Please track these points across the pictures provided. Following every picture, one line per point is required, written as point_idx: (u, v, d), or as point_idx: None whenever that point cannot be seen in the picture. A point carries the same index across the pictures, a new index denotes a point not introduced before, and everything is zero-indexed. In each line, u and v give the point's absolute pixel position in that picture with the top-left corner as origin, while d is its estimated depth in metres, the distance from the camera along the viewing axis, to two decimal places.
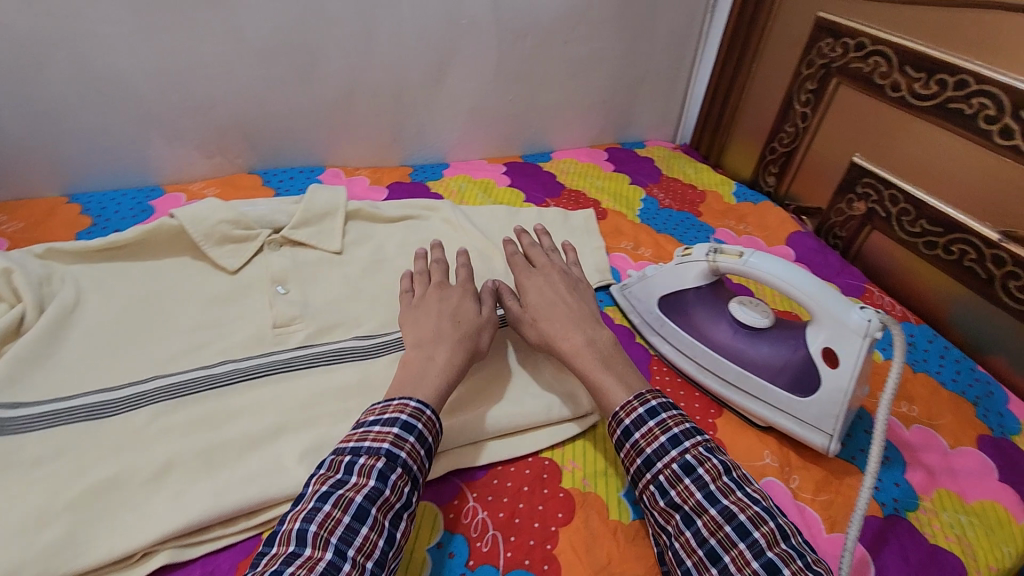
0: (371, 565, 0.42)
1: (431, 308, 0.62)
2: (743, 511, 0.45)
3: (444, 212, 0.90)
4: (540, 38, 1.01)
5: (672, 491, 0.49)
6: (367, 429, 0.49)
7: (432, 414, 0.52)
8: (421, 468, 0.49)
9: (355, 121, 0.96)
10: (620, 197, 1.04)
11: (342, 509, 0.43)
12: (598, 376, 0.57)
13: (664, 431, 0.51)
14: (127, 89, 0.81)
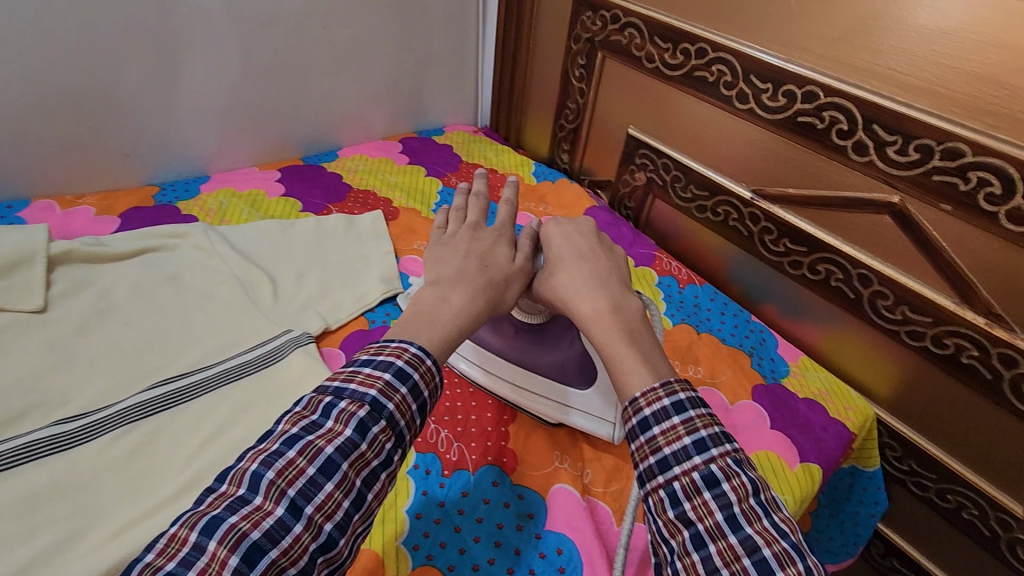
0: (330, 527, 0.37)
1: (461, 244, 0.57)
2: (724, 459, 0.40)
3: (195, 237, 0.76)
4: (291, 24, 0.89)
5: (656, 434, 0.42)
6: (356, 370, 0.42)
7: (433, 365, 0.44)
8: (412, 421, 0.42)
9: (61, 139, 0.79)
10: (415, 192, 0.97)
11: (309, 459, 0.38)
12: (619, 345, 0.48)
13: (670, 395, 0.43)
14: None
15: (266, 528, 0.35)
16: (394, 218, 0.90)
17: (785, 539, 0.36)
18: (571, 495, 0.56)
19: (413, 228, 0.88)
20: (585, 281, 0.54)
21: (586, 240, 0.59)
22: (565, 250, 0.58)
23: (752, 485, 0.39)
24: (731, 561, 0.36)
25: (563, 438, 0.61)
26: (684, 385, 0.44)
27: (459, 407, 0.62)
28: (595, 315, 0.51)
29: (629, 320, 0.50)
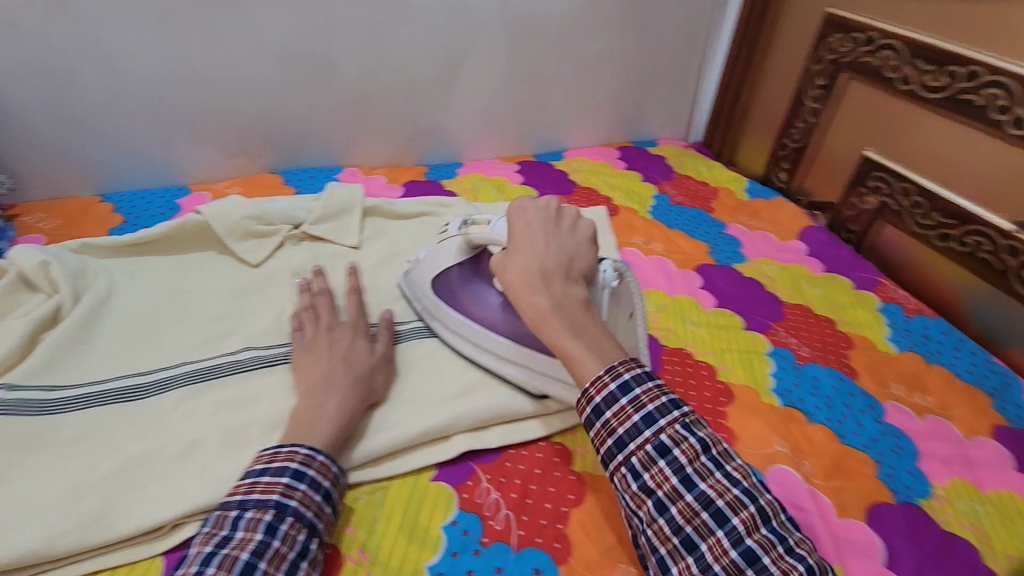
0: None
1: (322, 351, 0.58)
2: (673, 427, 0.45)
3: (458, 209, 0.91)
4: (551, 38, 1.00)
5: (608, 417, 0.45)
6: (254, 481, 0.46)
7: (326, 459, 0.49)
8: (319, 512, 0.46)
9: (370, 122, 0.97)
10: (631, 194, 1.05)
11: (228, 568, 0.40)
12: (568, 340, 0.48)
13: (614, 378, 0.46)
14: (149, 93, 0.82)
15: None
16: (614, 214, 0.98)
17: (745, 490, 0.44)
18: (793, 478, 0.59)
19: (631, 224, 0.96)
20: (543, 267, 0.52)
21: (544, 223, 0.56)
22: (518, 237, 0.55)
23: (700, 444, 0.44)
24: (691, 517, 0.43)
25: (782, 427, 0.65)
26: (627, 365, 0.46)
27: (680, 384, 0.69)
28: (556, 302, 0.49)
29: (576, 314, 0.49)
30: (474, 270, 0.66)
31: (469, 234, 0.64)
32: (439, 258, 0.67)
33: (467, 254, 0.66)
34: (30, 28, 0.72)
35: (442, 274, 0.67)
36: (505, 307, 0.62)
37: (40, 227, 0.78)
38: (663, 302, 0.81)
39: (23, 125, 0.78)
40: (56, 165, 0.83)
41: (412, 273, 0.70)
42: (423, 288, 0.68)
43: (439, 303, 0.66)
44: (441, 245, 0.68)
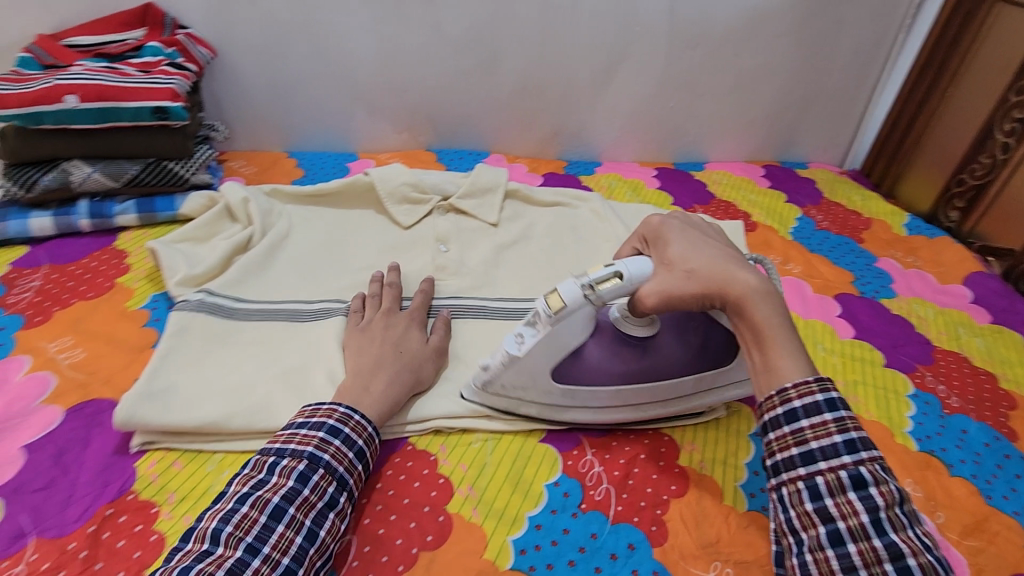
0: (287, 560, 0.42)
1: (375, 333, 0.60)
2: (873, 463, 0.41)
3: (593, 203, 0.91)
4: (713, 47, 0.99)
5: (805, 427, 0.43)
6: (293, 432, 0.49)
7: (362, 418, 0.51)
8: (350, 468, 0.49)
9: (523, 113, 1.02)
10: (774, 213, 1.00)
11: (259, 510, 0.43)
12: (779, 327, 0.46)
13: (824, 390, 0.43)
14: (343, 69, 0.93)
15: (255, 533, 0.42)
16: (752, 231, 0.95)
17: (930, 553, 0.39)
18: (923, 523, 0.55)
19: (769, 243, 0.93)
20: (731, 259, 0.50)
21: (698, 227, 0.55)
22: (681, 239, 0.53)
23: (897, 494, 0.41)
24: (872, 563, 0.39)
25: (917, 471, 0.60)
26: (835, 383, 0.44)
27: None
28: (764, 291, 0.48)
29: (781, 305, 0.48)
30: (583, 333, 0.56)
31: (600, 296, 0.51)
32: (553, 347, 0.54)
33: (592, 317, 0.55)
34: (266, 6, 0.86)
35: (553, 365, 0.55)
36: (632, 354, 0.56)
37: (241, 172, 0.93)
38: (794, 323, 0.78)
39: (244, 88, 0.93)
40: (259, 122, 0.97)
41: (501, 376, 0.56)
42: (540, 385, 0.56)
43: (567, 389, 0.56)
44: (555, 326, 0.53)
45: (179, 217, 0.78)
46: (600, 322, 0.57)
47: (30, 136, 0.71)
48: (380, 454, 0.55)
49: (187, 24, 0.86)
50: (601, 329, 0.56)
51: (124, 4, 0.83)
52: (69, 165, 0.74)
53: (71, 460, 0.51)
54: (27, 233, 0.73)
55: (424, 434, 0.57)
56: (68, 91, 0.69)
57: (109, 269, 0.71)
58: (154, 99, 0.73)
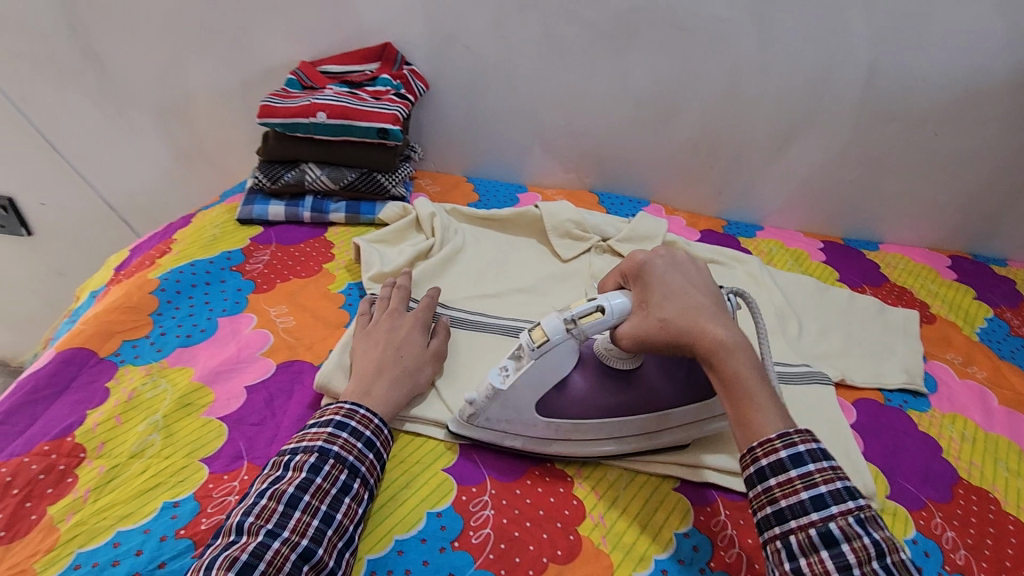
0: (305, 541, 0.45)
1: (378, 339, 0.63)
2: (846, 519, 0.41)
3: (750, 266, 0.91)
4: (909, 126, 0.94)
5: (773, 485, 0.44)
6: (304, 432, 0.52)
7: (366, 412, 0.54)
8: (361, 457, 0.51)
9: (690, 168, 1.04)
10: (957, 308, 0.91)
11: (276, 500, 0.46)
12: (756, 384, 0.47)
13: (787, 446, 0.44)
14: (530, 111, 1.02)
15: (274, 521, 0.45)
16: (928, 322, 0.88)
17: None
18: None
19: (947, 338, 0.85)
20: (701, 304, 0.51)
21: (681, 272, 0.54)
22: (656, 285, 0.53)
23: (875, 548, 0.40)
24: None
25: None
26: (805, 437, 0.44)
27: (973, 523, 0.60)
28: (739, 341, 0.48)
29: (749, 357, 0.48)
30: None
31: (582, 329, 0.53)
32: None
33: (574, 352, 0.56)
34: (476, 51, 0.96)
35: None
36: (619, 383, 0.57)
37: (427, 188, 1.05)
38: (971, 433, 0.70)
39: (443, 118, 1.06)
40: (449, 148, 1.10)
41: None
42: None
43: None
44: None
45: (376, 221, 0.92)
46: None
47: (284, 141, 0.88)
48: (523, 462, 0.59)
49: (410, 61, 1.00)
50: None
51: (366, 41, 0.99)
52: (306, 166, 0.90)
53: (277, 406, 0.61)
54: (265, 217, 0.89)
55: (563, 453, 0.60)
56: (320, 108, 0.84)
57: (318, 255, 0.85)
58: (380, 122, 0.86)
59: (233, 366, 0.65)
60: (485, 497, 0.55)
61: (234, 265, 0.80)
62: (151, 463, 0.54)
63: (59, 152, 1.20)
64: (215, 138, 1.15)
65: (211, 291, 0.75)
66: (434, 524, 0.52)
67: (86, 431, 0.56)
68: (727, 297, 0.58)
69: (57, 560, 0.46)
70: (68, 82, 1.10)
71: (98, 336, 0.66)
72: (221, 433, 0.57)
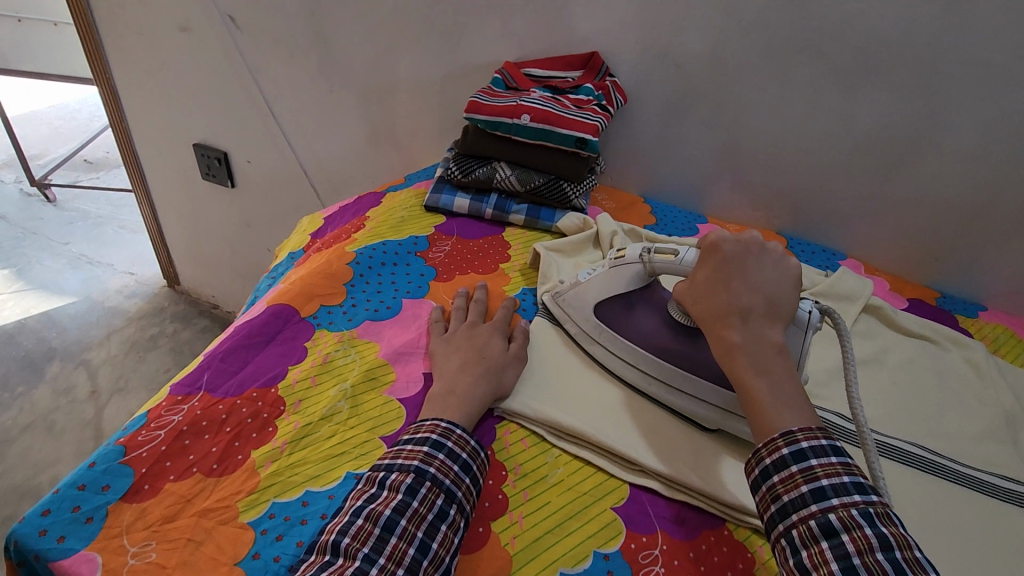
0: (402, 571, 0.43)
1: (459, 345, 0.63)
2: (847, 509, 0.41)
3: (973, 352, 0.77)
4: None
5: (775, 482, 0.45)
6: (400, 449, 0.51)
7: (464, 433, 0.52)
8: (457, 481, 0.49)
9: (905, 228, 0.92)
10: None
11: (373, 522, 0.45)
12: (750, 377, 0.50)
13: (789, 444, 0.45)
14: (731, 139, 0.96)
15: (370, 545, 0.44)
16: None
17: None
18: None
19: None
20: (740, 302, 0.53)
21: (750, 258, 0.55)
22: (711, 271, 0.56)
23: (878, 540, 0.39)
24: None
25: None
26: (807, 433, 0.46)
27: None
28: (746, 343, 0.51)
29: (762, 352, 0.51)
30: (642, 296, 0.68)
31: (653, 262, 0.64)
32: (610, 283, 0.69)
33: (643, 279, 0.67)
34: (687, 71, 0.93)
35: (607, 298, 0.68)
36: (677, 335, 0.64)
37: (602, 204, 1.02)
38: None
39: (633, 135, 1.03)
40: (631, 165, 1.06)
41: (567, 293, 0.72)
42: (584, 311, 0.69)
43: (601, 325, 0.67)
44: (613, 270, 0.69)
45: (553, 229, 0.91)
46: (661, 303, 0.68)
47: (481, 137, 0.90)
48: (695, 522, 0.54)
49: (614, 73, 0.98)
50: (658, 304, 0.67)
51: (574, 49, 0.99)
52: (497, 165, 0.91)
53: None
54: (450, 208, 0.92)
55: (745, 526, 0.54)
56: (525, 110, 0.85)
57: (495, 254, 0.85)
58: (581, 131, 0.84)
59: (414, 350, 0.66)
60: (656, 551, 0.50)
61: (420, 251, 0.83)
62: (338, 430, 0.56)
63: (273, 119, 1.34)
64: (406, 124, 1.21)
65: (397, 272, 0.78)
66: (600, 568, 0.49)
67: (287, 384, 0.60)
68: (808, 310, 0.56)
69: (256, 504, 0.49)
70: (296, 59, 1.23)
71: (301, 297, 0.71)
72: (401, 414, 0.58)
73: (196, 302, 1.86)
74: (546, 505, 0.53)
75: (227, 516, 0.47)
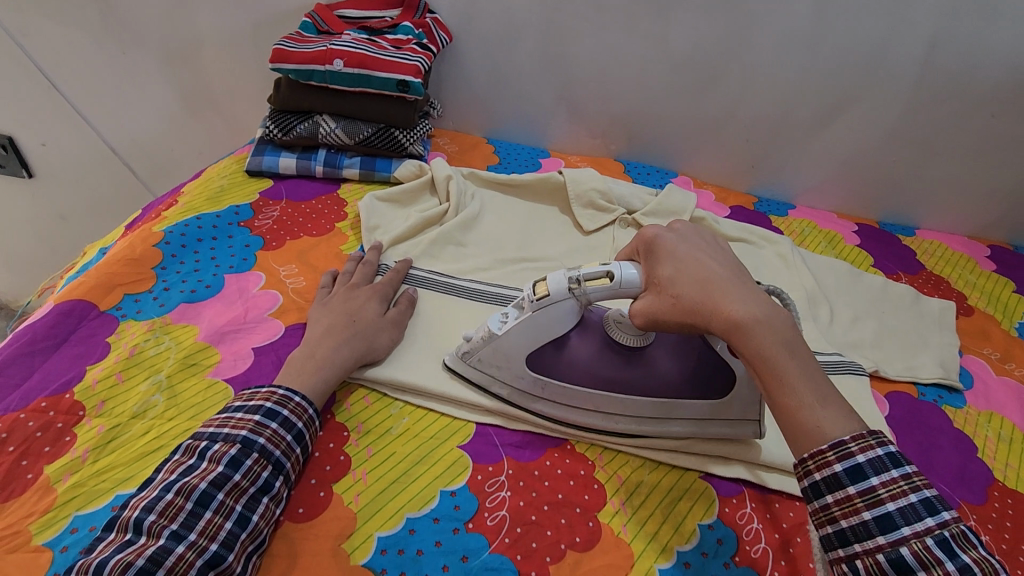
0: (215, 546, 0.41)
1: (332, 313, 0.60)
2: (889, 491, 0.38)
3: (780, 247, 0.85)
4: (963, 104, 0.87)
5: (805, 458, 0.40)
6: (229, 416, 0.48)
7: (303, 402, 0.51)
8: (288, 451, 0.48)
9: (722, 142, 0.99)
10: (996, 300, 0.86)
11: (185, 496, 0.42)
12: (782, 359, 0.42)
13: (831, 439, 0.39)
14: (560, 70, 0.97)
15: (181, 521, 0.41)
16: (965, 314, 0.83)
17: None
18: None
19: (986, 333, 0.80)
20: (719, 275, 0.46)
21: (701, 246, 0.49)
22: (672, 265, 0.48)
23: (924, 527, 0.37)
24: None
25: None
26: (849, 414, 0.40)
27: (1005, 526, 0.56)
28: (755, 317, 0.43)
29: (783, 327, 0.43)
30: (576, 325, 0.56)
31: (588, 292, 0.52)
32: (538, 330, 0.54)
33: (577, 312, 0.54)
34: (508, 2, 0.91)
35: (536, 347, 0.55)
36: (628, 363, 0.55)
37: (445, 148, 1.00)
38: (1008, 434, 0.66)
39: (466, 73, 1.00)
40: (470, 105, 1.04)
41: (482, 352, 0.56)
42: (514, 366, 0.56)
43: (539, 377, 0.56)
44: (539, 313, 0.53)
45: (391, 179, 0.87)
46: (597, 325, 0.56)
47: (297, 89, 0.83)
48: (540, 444, 0.56)
49: (435, 10, 0.94)
50: (595, 330, 0.56)
51: None
52: (320, 118, 0.85)
53: None
54: (275, 169, 0.85)
55: (582, 441, 0.57)
56: (338, 55, 0.79)
57: (331, 213, 0.80)
58: (401, 73, 0.80)
59: (239, 326, 0.61)
60: (502, 477, 0.52)
61: (243, 220, 0.76)
62: (154, 424, 0.51)
63: (59, 91, 1.15)
64: (223, 83, 1.09)
65: (218, 246, 0.71)
66: (448, 504, 0.50)
67: (85, 387, 0.53)
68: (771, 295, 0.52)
69: (53, 521, 0.44)
70: (71, 18, 1.04)
71: (99, 288, 0.62)
72: (227, 395, 0.55)
73: (13, 314, 1.59)
74: (391, 456, 0.53)
75: (16, 543, 0.42)
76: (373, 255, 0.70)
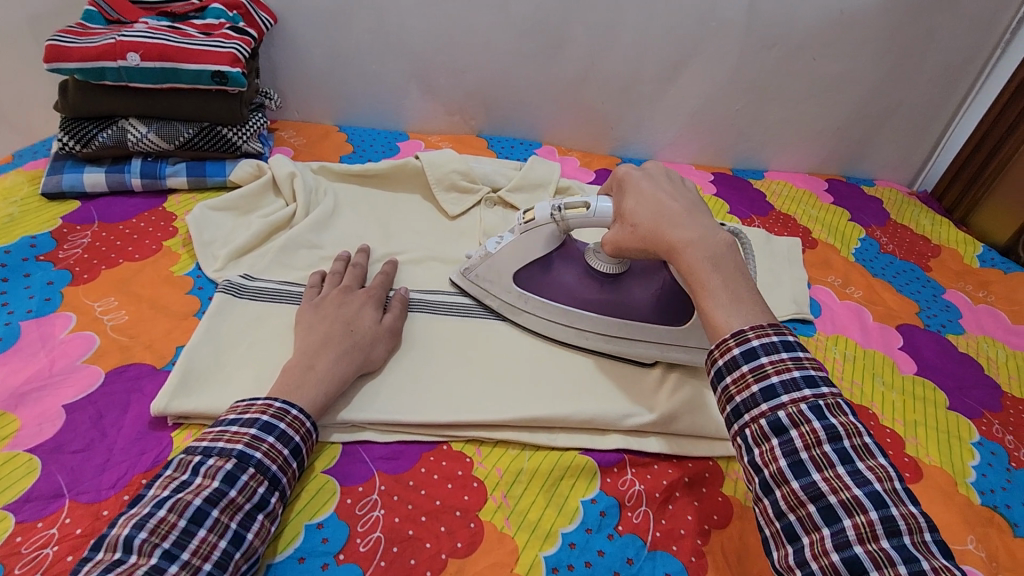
0: (210, 566, 0.39)
1: (329, 312, 0.57)
2: (797, 405, 0.39)
3: None
4: (788, 50, 0.92)
5: (727, 382, 0.42)
6: (224, 429, 0.45)
7: (301, 415, 0.48)
8: (285, 466, 0.45)
9: (579, 107, 0.99)
10: (835, 230, 0.93)
11: (178, 512, 0.39)
12: (704, 272, 0.46)
13: (740, 343, 0.42)
14: (403, 47, 0.91)
15: (172, 540, 0.38)
16: (811, 248, 0.89)
17: (861, 488, 0.37)
18: None
19: (828, 262, 0.86)
20: (673, 208, 0.51)
21: (665, 186, 0.54)
22: (635, 197, 0.54)
23: (825, 431, 0.38)
24: (795, 505, 0.38)
25: (978, 525, 0.55)
26: (758, 331, 0.42)
27: None
28: (691, 239, 0.48)
29: (718, 247, 0.47)
30: (558, 253, 0.64)
31: (566, 218, 0.59)
32: (524, 250, 0.62)
33: (558, 238, 0.62)
34: None
35: (524, 264, 0.63)
36: (603, 286, 0.62)
37: (290, 142, 0.91)
38: (852, 352, 0.72)
39: (302, 57, 0.92)
40: (313, 92, 0.96)
41: (478, 270, 0.65)
42: (504, 284, 0.64)
43: (524, 292, 0.63)
44: (526, 234, 0.62)
45: (227, 184, 0.77)
46: (579, 254, 0.64)
47: (91, 91, 0.72)
48: (414, 451, 0.53)
49: None
50: (574, 258, 0.64)
51: None
52: (127, 123, 0.74)
53: (109, 424, 0.50)
54: (81, 188, 0.73)
55: (460, 441, 0.54)
56: (131, 48, 0.69)
57: (157, 230, 0.70)
58: (215, 63, 0.71)
59: (44, 382, 0.52)
60: (374, 496, 0.49)
61: (44, 253, 0.65)
62: None
63: None
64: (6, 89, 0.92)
65: (10, 289, 0.60)
66: (315, 538, 0.45)
67: None
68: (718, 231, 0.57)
69: None
70: None
71: None
72: (33, 468, 0.46)
73: None
74: None
75: None
76: (365, 259, 0.66)
